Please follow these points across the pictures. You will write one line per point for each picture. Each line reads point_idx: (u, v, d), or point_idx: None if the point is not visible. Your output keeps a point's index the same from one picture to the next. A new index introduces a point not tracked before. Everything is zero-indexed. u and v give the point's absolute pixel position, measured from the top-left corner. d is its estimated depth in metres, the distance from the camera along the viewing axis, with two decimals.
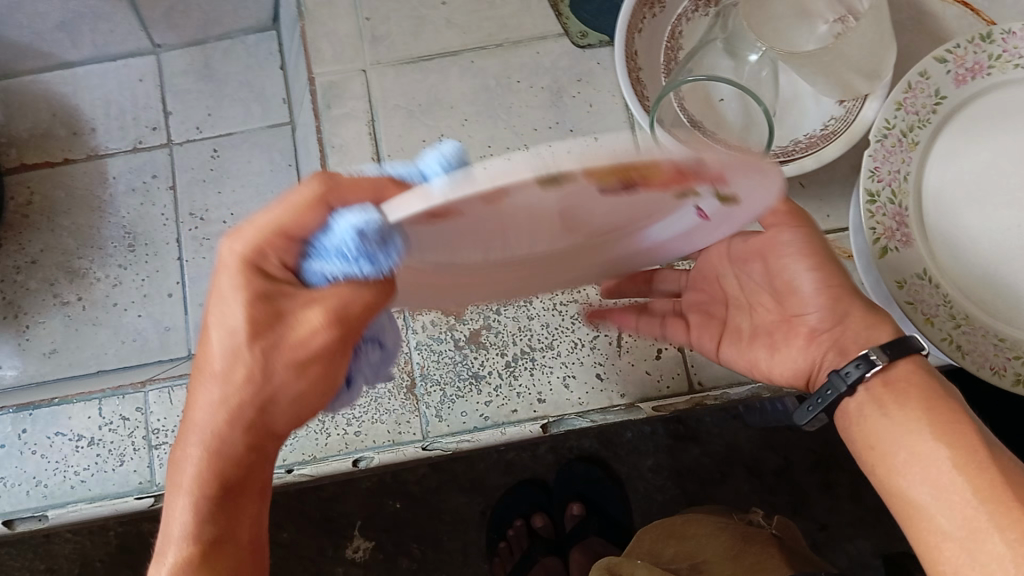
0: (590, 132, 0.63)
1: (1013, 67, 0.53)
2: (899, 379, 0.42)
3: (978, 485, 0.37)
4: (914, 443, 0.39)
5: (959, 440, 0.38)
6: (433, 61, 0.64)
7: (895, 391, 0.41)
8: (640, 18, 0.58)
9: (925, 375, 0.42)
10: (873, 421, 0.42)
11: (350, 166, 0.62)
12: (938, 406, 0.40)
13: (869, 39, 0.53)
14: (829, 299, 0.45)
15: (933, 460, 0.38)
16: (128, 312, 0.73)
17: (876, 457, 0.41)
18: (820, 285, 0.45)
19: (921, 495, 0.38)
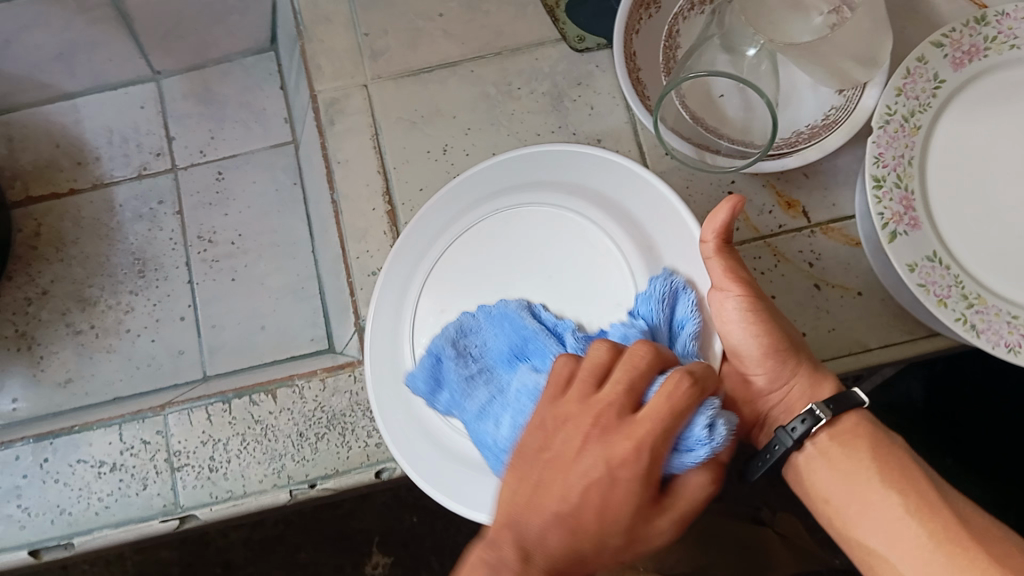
0: (594, 134, 0.63)
1: (1009, 48, 0.54)
2: (844, 432, 0.48)
3: (932, 526, 0.44)
4: (862, 495, 0.47)
5: (902, 484, 0.46)
6: (433, 72, 0.65)
7: (837, 450, 0.48)
8: (636, 20, 0.59)
9: (864, 428, 0.48)
10: (820, 487, 0.49)
11: (356, 180, 0.62)
12: (877, 459, 0.47)
13: (864, 28, 0.55)
14: (772, 364, 0.50)
15: (884, 509, 0.46)
16: (141, 337, 0.74)
17: (831, 515, 0.49)
18: (761, 349, 0.50)
19: (875, 541, 0.46)
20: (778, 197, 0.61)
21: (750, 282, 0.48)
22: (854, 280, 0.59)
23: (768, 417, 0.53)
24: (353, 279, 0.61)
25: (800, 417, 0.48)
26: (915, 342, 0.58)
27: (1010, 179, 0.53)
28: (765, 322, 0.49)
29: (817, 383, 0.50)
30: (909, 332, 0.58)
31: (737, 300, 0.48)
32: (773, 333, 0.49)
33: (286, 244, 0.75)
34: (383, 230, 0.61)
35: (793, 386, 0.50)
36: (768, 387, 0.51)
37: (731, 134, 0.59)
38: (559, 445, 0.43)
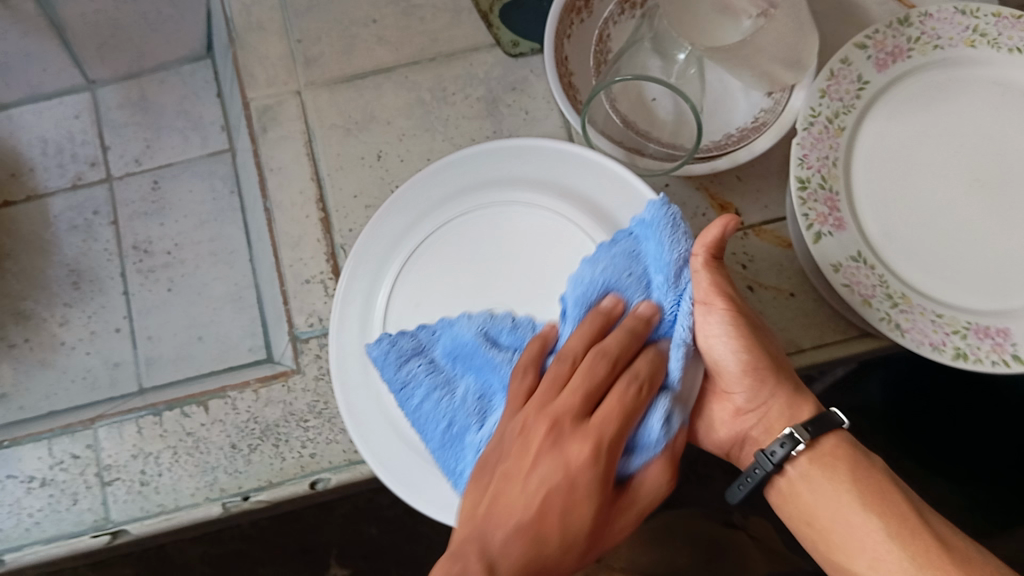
0: (528, 139, 0.63)
1: (933, 49, 0.55)
2: (825, 454, 0.49)
3: (926, 551, 0.44)
4: (846, 519, 0.47)
5: (884, 509, 0.46)
6: (367, 78, 0.64)
7: (823, 472, 0.48)
8: (567, 25, 0.59)
9: (851, 444, 0.49)
10: (805, 511, 0.49)
11: (289, 188, 0.62)
12: (865, 481, 0.47)
13: (787, 29, 0.55)
14: (751, 382, 0.50)
15: (869, 535, 0.46)
16: (78, 350, 0.73)
17: (816, 539, 0.49)
18: (739, 367, 0.50)
19: (861, 566, 0.46)
20: (711, 199, 0.61)
21: (732, 299, 0.48)
22: (787, 282, 0.59)
23: (747, 438, 0.52)
24: (287, 287, 0.60)
25: (779, 441, 0.48)
26: (845, 342, 0.58)
27: (934, 177, 0.54)
28: (745, 337, 0.49)
29: (796, 404, 0.50)
30: (839, 332, 0.58)
31: (719, 316, 0.48)
32: (755, 351, 0.49)
33: (226, 254, 0.74)
34: (317, 238, 0.61)
35: (773, 403, 0.51)
36: (745, 406, 0.52)
37: (661, 138, 0.59)
38: (540, 473, 0.44)
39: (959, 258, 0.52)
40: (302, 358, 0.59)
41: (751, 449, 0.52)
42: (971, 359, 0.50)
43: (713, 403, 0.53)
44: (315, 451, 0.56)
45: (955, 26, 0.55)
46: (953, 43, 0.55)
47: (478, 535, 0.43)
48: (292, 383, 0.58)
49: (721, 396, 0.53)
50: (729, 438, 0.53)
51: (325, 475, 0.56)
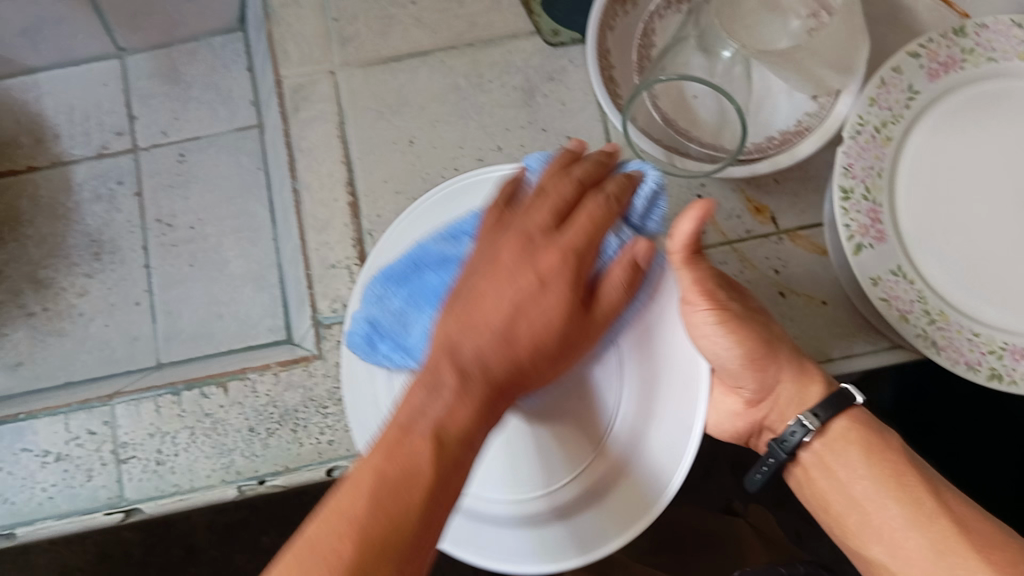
0: (564, 131, 0.62)
1: (986, 61, 0.53)
2: (836, 439, 0.48)
3: (942, 536, 0.43)
4: (861, 506, 0.46)
5: (901, 489, 0.45)
6: (403, 61, 0.63)
7: (839, 451, 0.47)
8: (611, 16, 0.58)
9: (867, 424, 0.48)
10: (822, 495, 0.48)
11: (318, 169, 0.61)
12: (882, 461, 0.46)
13: (840, 36, 0.55)
14: (754, 372, 0.50)
15: (884, 520, 0.45)
16: (95, 322, 0.72)
17: (833, 522, 0.48)
18: (742, 361, 0.49)
19: (877, 550, 0.45)
20: (747, 202, 0.60)
21: (716, 293, 0.47)
22: (820, 290, 0.58)
23: (765, 427, 0.53)
24: (312, 271, 0.60)
25: (790, 426, 0.48)
26: (876, 355, 0.57)
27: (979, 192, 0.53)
28: (738, 332, 0.48)
29: (807, 386, 0.49)
30: (871, 345, 0.57)
31: (705, 314, 0.47)
32: (750, 343, 0.49)
33: (250, 231, 0.73)
34: (344, 221, 0.60)
35: (781, 390, 0.50)
36: (756, 397, 0.52)
37: (702, 137, 0.57)
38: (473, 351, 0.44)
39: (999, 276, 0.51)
40: (324, 344, 0.58)
41: (768, 437, 0.53)
42: (1005, 381, 0.49)
43: (726, 395, 0.54)
44: (333, 438, 0.56)
45: (1011, 39, 0.53)
46: (1007, 56, 0.53)
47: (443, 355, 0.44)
48: (313, 368, 0.57)
49: (733, 390, 0.53)
50: (746, 428, 0.54)
51: (343, 464, 0.55)
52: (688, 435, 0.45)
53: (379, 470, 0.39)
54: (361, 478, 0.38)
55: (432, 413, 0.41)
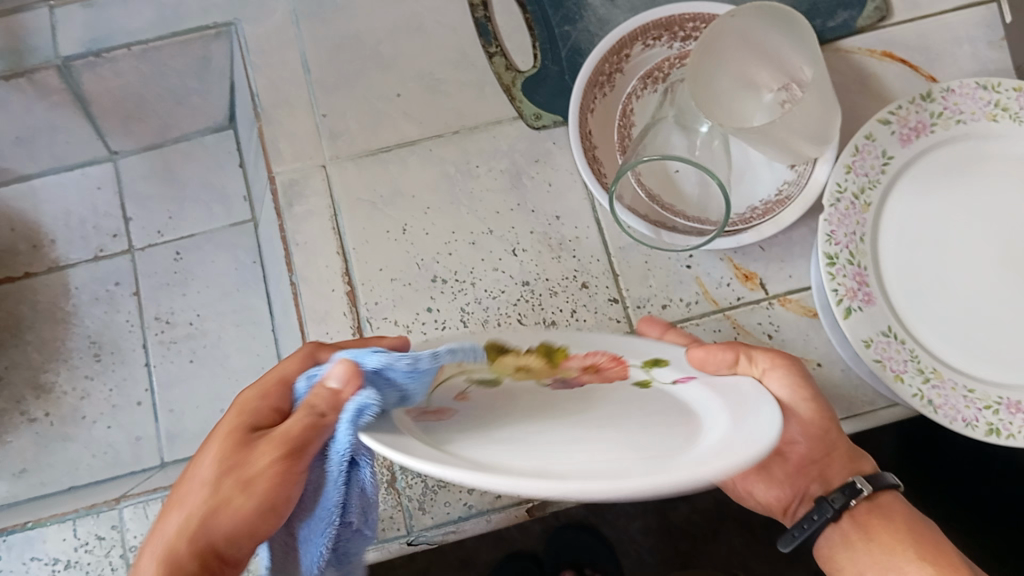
0: (552, 212, 0.64)
1: (955, 124, 0.56)
2: (858, 525, 0.49)
3: None
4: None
5: (926, 565, 0.46)
6: (392, 152, 0.65)
7: (848, 544, 0.49)
8: (591, 99, 0.62)
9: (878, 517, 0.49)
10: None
11: (315, 263, 0.62)
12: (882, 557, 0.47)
13: (816, 110, 0.54)
14: (815, 433, 0.51)
15: None
16: (99, 424, 0.73)
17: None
18: (806, 423, 0.51)
19: None
20: (736, 270, 0.61)
21: (794, 366, 0.50)
22: (814, 352, 0.59)
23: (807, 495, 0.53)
24: None
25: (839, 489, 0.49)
26: (873, 413, 0.58)
27: (963, 257, 0.54)
28: (807, 395, 0.50)
29: (858, 464, 0.51)
30: (867, 404, 0.58)
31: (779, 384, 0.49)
32: (811, 413, 0.51)
33: (248, 323, 0.74)
34: (343, 312, 0.61)
35: (833, 463, 0.51)
36: (806, 459, 0.52)
37: (691, 211, 0.59)
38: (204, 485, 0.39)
39: (989, 351, 0.52)
40: None
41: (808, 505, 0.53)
42: (1003, 435, 0.50)
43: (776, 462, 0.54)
44: None
45: (977, 101, 0.56)
46: (974, 118, 0.56)
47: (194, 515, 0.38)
48: None
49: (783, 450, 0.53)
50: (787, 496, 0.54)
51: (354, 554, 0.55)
52: None
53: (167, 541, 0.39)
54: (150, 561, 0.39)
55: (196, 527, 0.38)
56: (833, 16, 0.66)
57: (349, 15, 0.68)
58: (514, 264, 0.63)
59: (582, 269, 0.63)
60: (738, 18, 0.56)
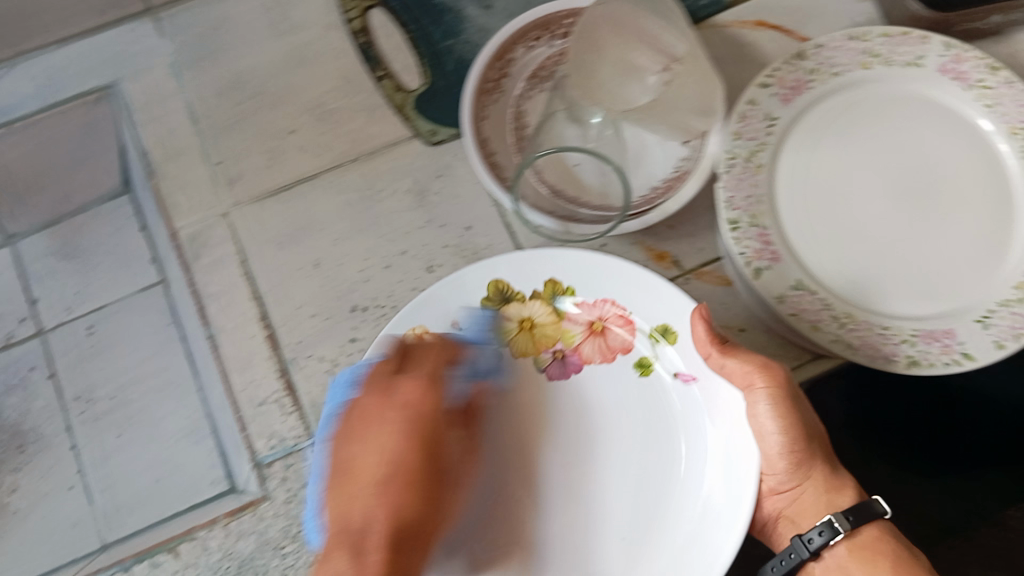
0: (462, 223, 0.64)
1: (831, 77, 0.58)
2: (865, 546, 0.50)
3: None
4: None
5: None
6: (293, 189, 0.64)
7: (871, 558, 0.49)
8: (481, 106, 0.62)
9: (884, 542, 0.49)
10: None
11: (230, 312, 0.62)
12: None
13: (694, 78, 0.58)
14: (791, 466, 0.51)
15: None
16: (31, 516, 0.70)
17: None
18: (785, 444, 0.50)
19: None
20: (648, 252, 0.62)
21: (777, 378, 0.49)
22: (737, 318, 0.60)
23: (785, 517, 0.54)
24: (241, 413, 0.59)
25: (817, 529, 0.49)
26: (801, 367, 0.59)
27: (874, 206, 0.56)
28: (792, 413, 0.49)
29: (834, 494, 0.51)
30: (794, 360, 0.59)
31: (764, 396, 0.49)
32: (797, 427, 0.50)
33: (171, 386, 0.71)
34: (266, 356, 0.60)
35: (807, 491, 0.52)
36: (779, 486, 0.53)
37: (594, 199, 0.60)
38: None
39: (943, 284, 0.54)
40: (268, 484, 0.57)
41: (784, 529, 0.54)
42: (924, 364, 0.51)
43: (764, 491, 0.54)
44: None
45: (848, 53, 0.58)
46: (848, 68, 0.58)
47: None
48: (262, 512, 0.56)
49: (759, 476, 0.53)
50: (766, 516, 0.55)
51: None
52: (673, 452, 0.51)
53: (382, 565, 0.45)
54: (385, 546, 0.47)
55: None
56: None
57: (230, 59, 0.67)
58: (431, 281, 0.62)
59: None
60: (575, 56, 0.58)
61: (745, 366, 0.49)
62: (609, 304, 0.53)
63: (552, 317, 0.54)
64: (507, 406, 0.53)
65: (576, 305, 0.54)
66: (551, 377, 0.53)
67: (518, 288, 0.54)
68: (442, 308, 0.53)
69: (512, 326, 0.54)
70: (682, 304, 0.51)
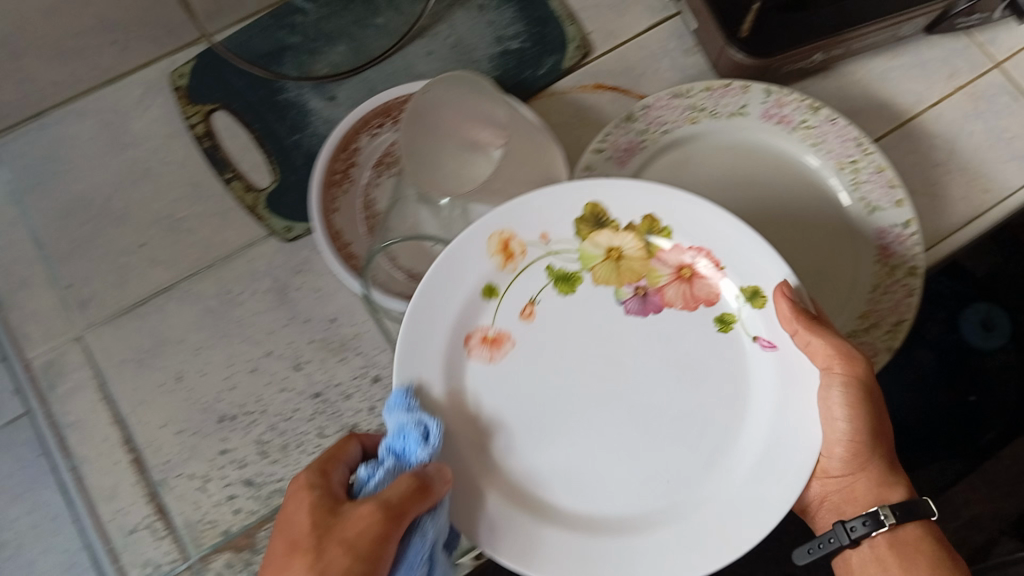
0: (327, 316, 0.63)
1: (661, 135, 0.60)
2: (907, 542, 0.51)
3: None
4: None
5: None
6: (149, 303, 0.63)
7: (910, 552, 0.51)
8: (330, 200, 0.62)
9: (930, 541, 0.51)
10: None
11: (93, 440, 0.60)
12: None
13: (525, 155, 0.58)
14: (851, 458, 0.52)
15: None
16: None
17: None
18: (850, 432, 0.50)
19: None
20: None
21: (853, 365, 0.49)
22: None
23: (828, 501, 0.55)
24: (111, 545, 0.58)
25: (861, 519, 0.51)
26: None
27: None
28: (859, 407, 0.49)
29: (887, 488, 0.52)
30: None
31: (840, 388, 0.49)
32: (862, 420, 0.50)
33: None
34: (132, 482, 0.59)
35: (861, 481, 0.53)
36: (835, 471, 0.53)
37: None
38: None
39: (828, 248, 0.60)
40: None
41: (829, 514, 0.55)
42: None
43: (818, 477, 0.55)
44: None
45: (676, 109, 0.60)
46: (677, 124, 0.60)
47: None
48: None
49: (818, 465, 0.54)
50: (818, 495, 0.55)
51: None
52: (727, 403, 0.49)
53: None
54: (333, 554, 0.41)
55: None
56: (541, 64, 0.70)
57: (73, 179, 0.66)
58: (301, 379, 0.62)
59: (370, 364, 0.62)
60: (413, 180, 0.55)
61: (816, 343, 0.47)
62: (704, 254, 0.50)
63: (643, 254, 0.51)
64: (521, 387, 0.49)
65: (670, 244, 0.51)
66: (629, 312, 0.50)
67: (615, 217, 0.50)
68: (534, 221, 0.50)
69: (598, 251, 0.51)
70: (776, 269, 0.48)
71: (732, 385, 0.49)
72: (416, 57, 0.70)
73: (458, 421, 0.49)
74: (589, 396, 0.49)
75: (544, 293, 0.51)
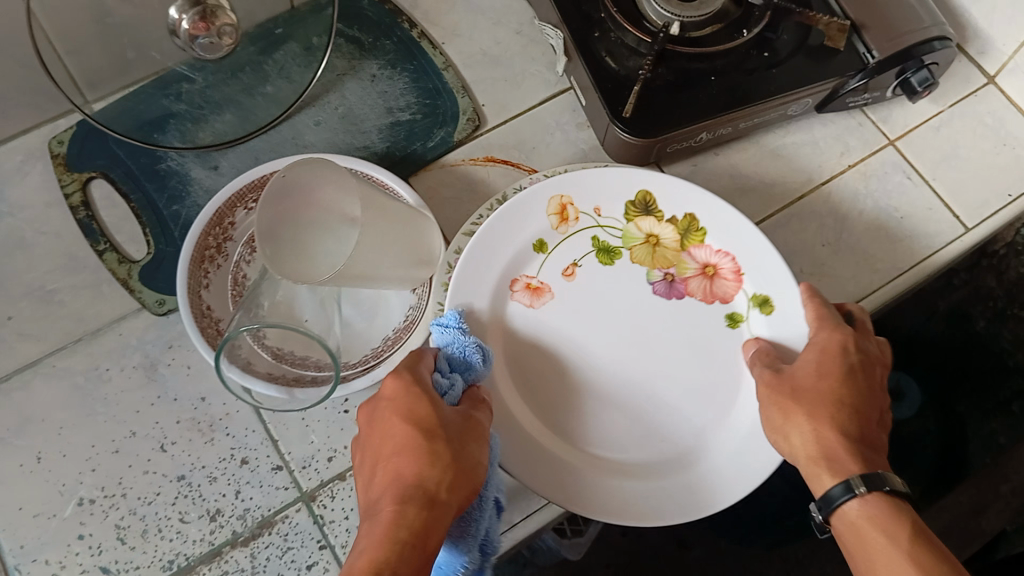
0: (197, 394, 0.62)
1: None
2: (876, 515, 0.49)
3: None
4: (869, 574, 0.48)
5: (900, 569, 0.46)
6: (13, 379, 0.61)
7: (872, 526, 0.49)
8: (200, 275, 0.60)
9: (890, 515, 0.48)
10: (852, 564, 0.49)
11: None
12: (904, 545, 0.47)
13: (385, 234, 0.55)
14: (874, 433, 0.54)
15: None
16: None
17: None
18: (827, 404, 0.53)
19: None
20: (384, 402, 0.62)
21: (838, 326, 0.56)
22: None
23: None
24: None
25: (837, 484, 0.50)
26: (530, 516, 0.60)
27: None
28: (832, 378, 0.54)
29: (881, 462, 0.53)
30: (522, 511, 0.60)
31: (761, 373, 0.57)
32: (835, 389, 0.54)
33: None
34: None
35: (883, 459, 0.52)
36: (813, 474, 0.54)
37: (320, 358, 0.59)
38: (427, 473, 0.46)
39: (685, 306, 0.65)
40: None
41: None
42: None
43: None
44: None
45: None
46: None
47: (409, 480, 0.45)
48: None
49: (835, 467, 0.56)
50: None
51: None
52: (692, 394, 0.59)
53: (427, 451, 0.47)
54: (397, 427, 0.48)
55: (427, 477, 0.46)
56: (431, 136, 0.69)
57: None
58: (167, 461, 0.60)
59: (239, 446, 0.61)
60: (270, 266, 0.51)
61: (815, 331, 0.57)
62: (730, 259, 0.61)
63: (678, 245, 0.62)
64: (549, 364, 0.60)
65: (702, 248, 0.62)
66: (656, 292, 0.62)
67: (663, 208, 0.62)
68: (589, 197, 0.62)
69: (638, 238, 0.63)
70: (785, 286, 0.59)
71: (715, 360, 0.60)
72: (304, 126, 0.69)
73: (547, 369, 0.60)
74: (616, 359, 0.60)
75: (585, 260, 0.62)
